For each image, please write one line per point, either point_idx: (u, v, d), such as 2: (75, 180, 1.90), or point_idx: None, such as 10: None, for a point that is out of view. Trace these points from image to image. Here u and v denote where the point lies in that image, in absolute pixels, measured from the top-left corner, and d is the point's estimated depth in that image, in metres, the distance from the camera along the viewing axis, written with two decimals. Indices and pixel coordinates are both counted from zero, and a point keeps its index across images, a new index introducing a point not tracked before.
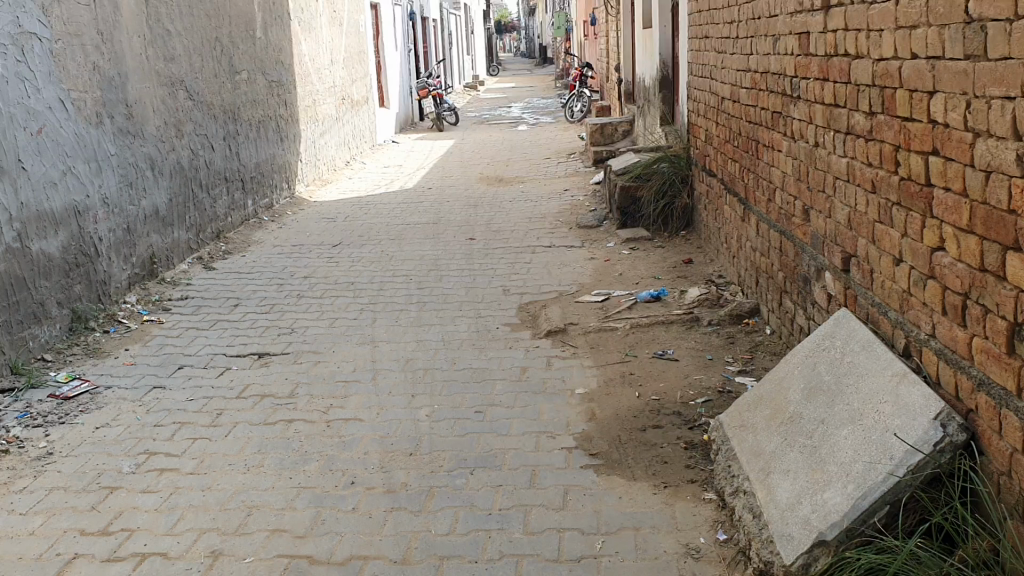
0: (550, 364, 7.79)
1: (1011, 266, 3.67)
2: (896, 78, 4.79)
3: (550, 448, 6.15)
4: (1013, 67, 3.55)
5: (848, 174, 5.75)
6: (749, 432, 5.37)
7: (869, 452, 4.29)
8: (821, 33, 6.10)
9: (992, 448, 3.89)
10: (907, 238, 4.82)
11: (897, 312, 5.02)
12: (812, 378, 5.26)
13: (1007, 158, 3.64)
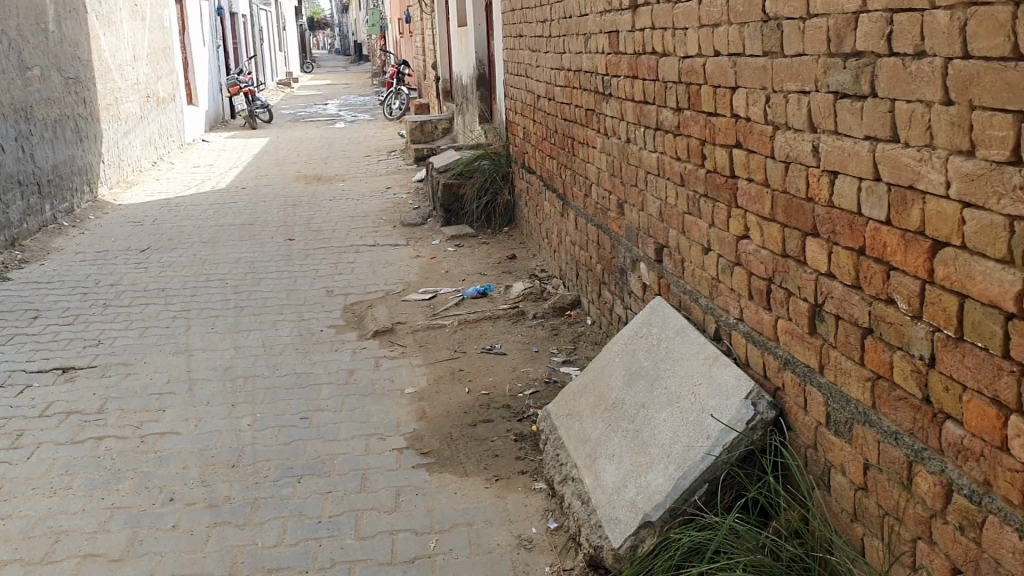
0: (377, 365, 7.69)
1: (810, 251, 3.93)
2: (700, 75, 5.01)
3: (379, 450, 6.07)
4: (807, 63, 3.77)
5: (658, 168, 5.97)
6: (575, 421, 5.49)
7: (688, 433, 4.48)
8: (630, 32, 6.30)
9: (799, 423, 4.13)
10: (715, 227, 5.06)
11: (708, 298, 5.26)
12: (632, 364, 5.43)
13: (804, 149, 3.88)
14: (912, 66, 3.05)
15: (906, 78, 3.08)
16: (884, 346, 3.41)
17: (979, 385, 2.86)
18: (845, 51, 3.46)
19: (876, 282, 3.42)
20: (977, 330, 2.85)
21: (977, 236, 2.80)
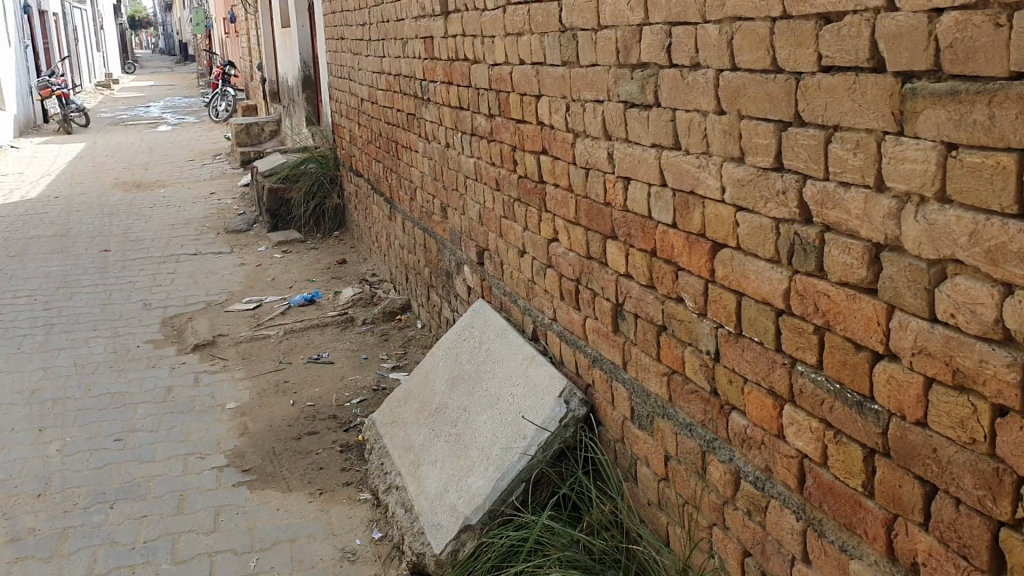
0: (198, 381, 7.42)
1: (610, 253, 4.12)
2: (508, 82, 5.11)
3: (199, 470, 5.87)
4: (601, 73, 3.94)
5: (474, 173, 6.03)
6: (398, 428, 5.48)
7: (505, 434, 4.55)
8: (444, 38, 6.34)
9: (608, 418, 4.29)
10: (527, 231, 5.16)
11: (525, 300, 5.35)
12: (453, 368, 5.46)
13: (601, 156, 4.05)
14: (688, 78, 3.27)
15: (683, 88, 3.31)
16: (677, 342, 3.64)
17: (756, 377, 3.10)
18: (632, 62, 3.66)
19: (666, 283, 3.65)
20: (753, 325, 3.08)
21: (750, 237, 3.04)
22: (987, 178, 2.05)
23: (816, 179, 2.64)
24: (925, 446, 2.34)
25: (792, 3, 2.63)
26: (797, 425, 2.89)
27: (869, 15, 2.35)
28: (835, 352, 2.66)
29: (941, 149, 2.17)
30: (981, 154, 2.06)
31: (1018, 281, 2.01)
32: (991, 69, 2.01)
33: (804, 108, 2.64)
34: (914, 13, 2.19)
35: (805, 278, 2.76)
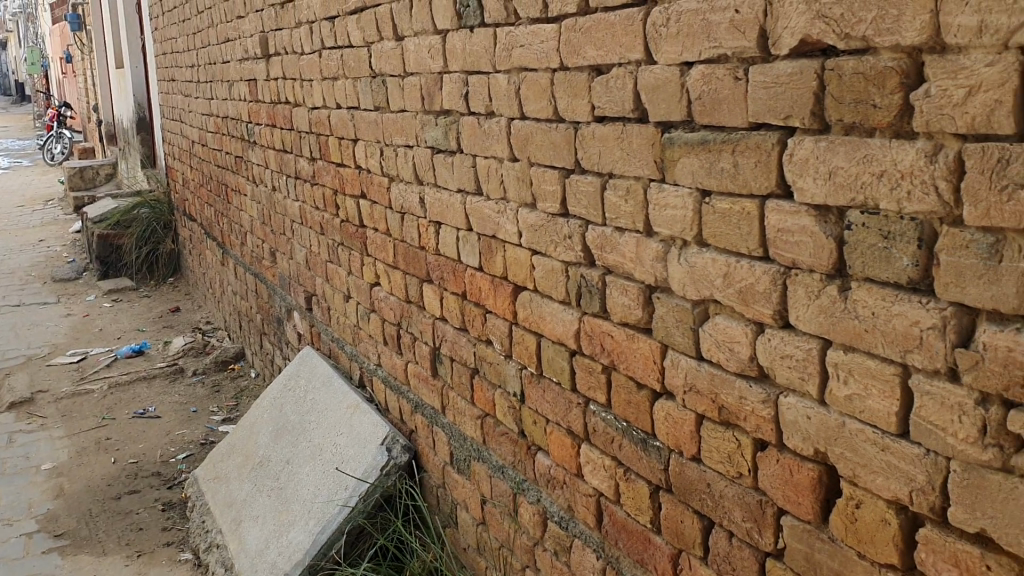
0: (11, 441, 6.96)
1: (426, 297, 4.07)
2: (326, 126, 5.05)
3: (5, 538, 5.47)
4: (408, 118, 3.94)
5: (298, 217, 5.91)
6: (222, 484, 5.27)
7: (327, 485, 4.45)
8: (266, 81, 6.22)
9: (430, 463, 4.26)
10: (350, 275, 5.08)
11: (351, 346, 5.25)
12: (278, 419, 5.31)
13: (413, 201, 4.02)
14: (485, 124, 3.32)
15: (480, 135, 3.36)
16: (488, 385, 3.65)
17: (556, 419, 3.15)
18: (435, 109, 3.68)
19: (476, 325, 3.65)
20: (552, 365, 3.13)
21: (544, 280, 3.10)
22: (736, 223, 2.17)
23: (596, 224, 2.77)
24: (700, 481, 2.44)
25: (568, 55, 2.76)
26: (592, 464, 2.96)
27: (631, 67, 2.50)
28: (621, 392, 2.75)
29: (696, 196, 2.30)
30: (729, 201, 2.19)
31: (767, 320, 2.12)
32: (734, 119, 2.14)
33: (583, 156, 2.77)
34: (668, 67, 2.35)
35: (592, 319, 2.85)
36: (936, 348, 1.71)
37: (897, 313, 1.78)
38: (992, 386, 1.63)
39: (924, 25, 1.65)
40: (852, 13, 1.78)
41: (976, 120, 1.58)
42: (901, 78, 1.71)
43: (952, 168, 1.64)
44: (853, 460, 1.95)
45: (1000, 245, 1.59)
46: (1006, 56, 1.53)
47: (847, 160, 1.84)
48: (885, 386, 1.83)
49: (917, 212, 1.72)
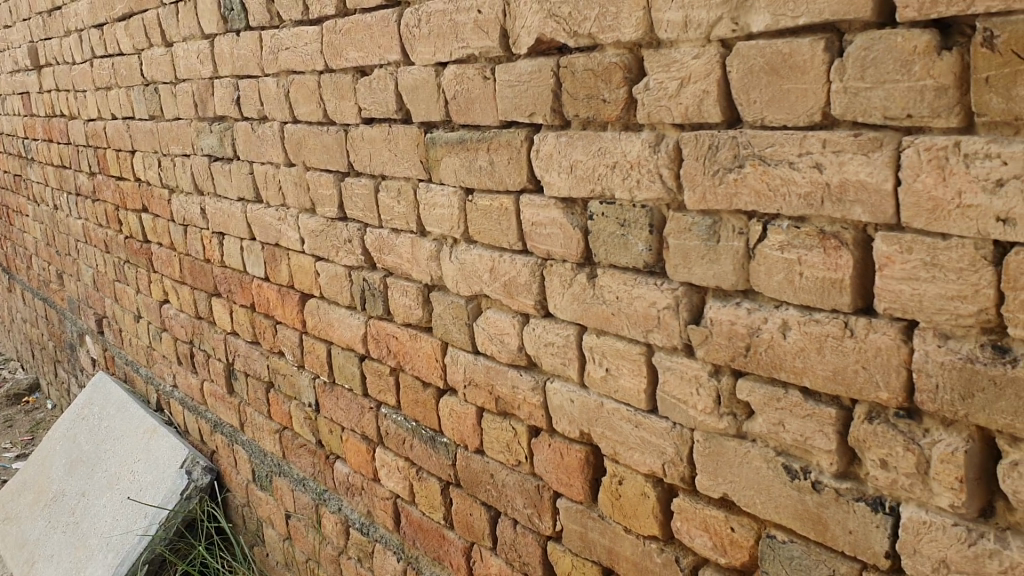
0: None
1: (216, 312, 3.95)
2: (103, 138, 4.81)
3: None
4: (184, 126, 3.81)
5: (82, 235, 5.60)
6: (12, 525, 4.92)
7: (125, 515, 4.24)
8: (39, 93, 5.87)
9: (234, 483, 4.14)
10: (139, 294, 4.86)
11: (147, 368, 5.03)
12: (71, 450, 5.02)
13: (195, 212, 3.89)
14: (258, 130, 3.24)
15: (255, 141, 3.28)
16: (284, 398, 3.57)
17: (350, 425, 3.12)
18: (210, 116, 3.57)
19: (268, 337, 3.57)
20: (343, 372, 3.09)
21: (328, 286, 3.06)
22: (496, 219, 2.21)
23: (372, 227, 2.76)
24: (484, 473, 2.48)
25: (331, 58, 2.74)
26: (386, 467, 2.95)
27: (391, 69, 2.51)
28: (408, 392, 2.76)
29: (460, 193, 2.33)
30: (488, 198, 2.23)
31: (530, 310, 2.18)
32: (487, 117, 2.18)
33: (354, 159, 2.76)
34: (423, 67, 2.37)
35: (376, 322, 2.84)
36: (672, 326, 1.82)
37: (638, 296, 1.87)
38: (721, 358, 1.75)
39: (639, 21, 1.73)
40: (578, 11, 1.85)
41: (689, 110, 1.68)
42: (624, 72, 1.79)
43: (672, 156, 1.73)
44: (613, 438, 2.03)
45: (717, 225, 1.69)
46: (709, 48, 1.63)
47: (585, 153, 1.91)
48: (633, 365, 1.93)
49: (647, 199, 1.81)
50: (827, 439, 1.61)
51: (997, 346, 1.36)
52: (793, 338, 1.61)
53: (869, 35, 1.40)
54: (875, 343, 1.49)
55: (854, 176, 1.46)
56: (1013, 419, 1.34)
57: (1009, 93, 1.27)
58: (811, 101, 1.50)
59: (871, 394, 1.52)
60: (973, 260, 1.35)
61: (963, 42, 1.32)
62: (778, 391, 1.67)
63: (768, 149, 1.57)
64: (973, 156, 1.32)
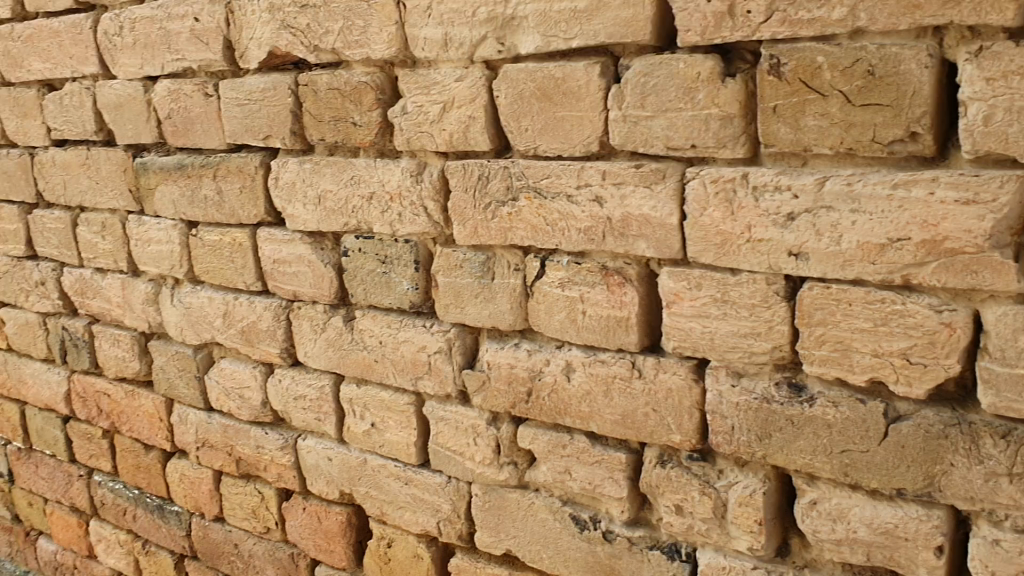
0: None
1: None
2: None
3: None
4: None
5: None
6: None
7: None
8: None
9: None
10: None
11: None
12: None
13: None
14: None
15: None
16: None
17: (54, 497, 2.67)
18: None
19: None
20: (40, 437, 2.64)
21: (17, 338, 2.60)
22: (228, 256, 1.93)
23: (71, 267, 2.36)
24: (226, 543, 2.18)
25: (8, 69, 2.31)
26: (104, 542, 2.54)
27: (87, 83, 2.14)
28: (127, 456, 2.39)
29: (182, 227, 2.03)
30: (218, 232, 1.95)
31: (274, 360, 1.91)
32: (211, 140, 1.90)
33: (44, 188, 2.34)
34: (128, 83, 2.04)
35: (81, 377, 2.44)
36: (445, 373, 1.64)
37: (404, 340, 1.68)
38: (499, 405, 1.59)
39: (391, 37, 1.54)
40: (317, 23, 1.63)
41: (453, 137, 1.51)
42: (376, 94, 1.59)
43: (437, 187, 1.56)
44: (379, 497, 1.82)
45: (490, 262, 1.54)
46: (473, 70, 1.46)
47: (334, 182, 1.70)
48: (401, 417, 1.74)
49: (411, 233, 1.62)
50: (616, 486, 1.49)
51: (793, 383, 1.28)
52: (578, 381, 1.47)
53: (648, 61, 1.28)
54: (665, 383, 1.38)
55: (638, 210, 1.33)
56: (812, 459, 1.27)
57: (798, 123, 1.17)
58: (587, 130, 1.35)
59: (663, 437, 1.41)
60: (765, 296, 1.25)
61: (746, 70, 1.22)
62: (562, 437, 1.53)
63: (542, 181, 1.42)
64: (762, 189, 1.22)
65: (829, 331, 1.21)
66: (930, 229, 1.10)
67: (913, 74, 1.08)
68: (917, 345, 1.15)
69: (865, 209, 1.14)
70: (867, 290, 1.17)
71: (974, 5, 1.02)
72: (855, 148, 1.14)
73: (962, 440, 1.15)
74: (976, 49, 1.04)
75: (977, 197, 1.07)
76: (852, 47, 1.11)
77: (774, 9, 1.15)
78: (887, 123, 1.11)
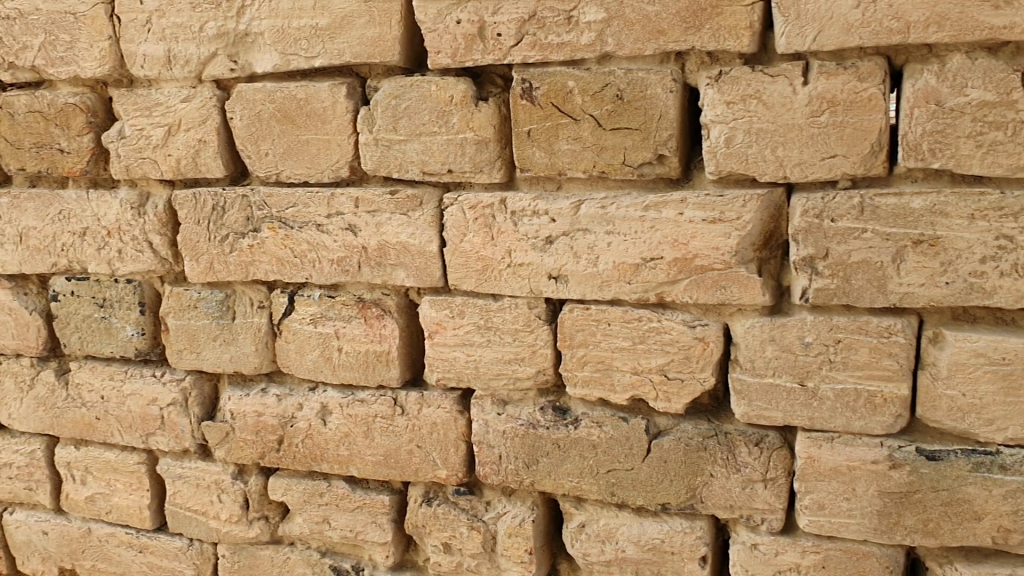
0: None
1: None
2: None
3: None
4: None
5: None
6: None
7: None
8: None
9: None
10: None
11: None
12: None
13: None
14: None
15: None
16: None
17: None
18: None
19: None
20: None
21: None
22: None
23: None
24: None
25: None
26: None
27: None
28: None
29: None
30: None
31: None
32: None
33: None
34: None
35: None
36: (180, 427, 1.48)
37: (131, 392, 1.51)
38: (246, 457, 1.45)
39: (104, 53, 1.37)
40: (11, 37, 1.43)
41: (181, 163, 1.37)
42: (87, 117, 1.42)
43: (164, 220, 1.41)
44: (108, 570, 1.61)
45: (230, 300, 1.41)
46: (201, 90, 1.34)
47: (37, 217, 1.48)
48: (130, 478, 1.55)
49: (134, 272, 1.46)
50: (380, 530, 1.40)
51: (558, 406, 1.25)
52: (335, 424, 1.38)
53: (397, 82, 1.22)
54: (429, 419, 1.32)
55: (395, 238, 1.26)
56: (579, 481, 1.24)
57: (552, 147, 1.15)
58: (335, 154, 1.28)
59: (428, 475, 1.34)
60: (527, 321, 1.22)
61: (498, 93, 1.20)
62: (319, 485, 1.43)
63: (287, 210, 1.32)
64: (520, 214, 1.19)
65: (591, 352, 1.19)
66: (681, 248, 1.12)
67: (660, 98, 1.09)
68: (674, 361, 1.16)
69: (619, 231, 1.14)
70: (625, 310, 1.17)
71: (713, 31, 1.05)
72: (607, 171, 1.14)
73: (720, 451, 1.17)
74: (716, 74, 1.07)
75: (723, 216, 1.09)
76: (601, 72, 1.11)
77: (524, 33, 1.13)
78: (637, 146, 1.11)
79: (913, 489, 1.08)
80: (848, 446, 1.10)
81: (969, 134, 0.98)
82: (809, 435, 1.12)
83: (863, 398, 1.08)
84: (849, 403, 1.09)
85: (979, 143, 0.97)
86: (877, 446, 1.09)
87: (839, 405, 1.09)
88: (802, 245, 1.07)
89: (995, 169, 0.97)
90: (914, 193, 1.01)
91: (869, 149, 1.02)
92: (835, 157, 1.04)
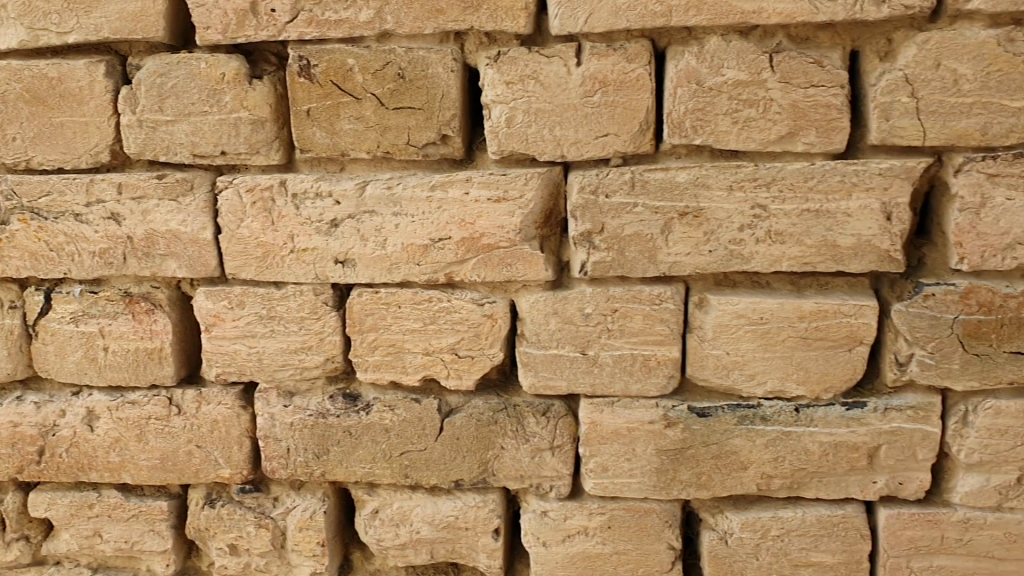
0: None
1: None
2: None
3: None
4: None
5: None
6: None
7: None
8: None
9: None
10: None
11: None
12: None
13: None
14: None
15: None
16: None
17: None
18: None
19: None
20: None
21: None
22: None
23: None
24: None
25: None
26: None
27: None
28: None
29: None
30: None
31: None
32: None
33: None
34: None
35: None
36: None
37: None
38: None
39: None
40: None
41: None
42: None
43: None
44: None
45: None
46: None
47: None
48: None
49: None
50: (159, 539, 1.31)
51: (347, 394, 1.23)
52: (104, 430, 1.28)
53: (162, 59, 1.15)
54: (209, 416, 1.25)
55: (164, 226, 1.19)
56: (372, 467, 1.22)
57: (333, 127, 1.13)
58: (94, 138, 1.19)
59: (210, 475, 1.27)
60: (313, 308, 1.19)
61: (272, 72, 1.16)
62: (87, 497, 1.32)
63: (39, 200, 1.21)
64: (302, 196, 1.16)
65: (381, 336, 1.19)
66: (468, 228, 1.13)
67: (441, 78, 1.10)
68: (464, 339, 1.17)
69: (405, 212, 1.14)
70: (414, 291, 1.17)
71: (490, 12, 1.07)
72: (392, 152, 1.13)
73: (510, 424, 1.19)
74: (495, 54, 1.09)
75: (507, 194, 1.12)
76: (380, 50, 1.10)
77: (299, 9, 1.10)
78: (420, 126, 1.12)
79: (687, 446, 1.15)
80: (627, 409, 1.16)
81: (727, 111, 1.06)
82: (591, 402, 1.17)
83: (639, 361, 1.14)
84: (628, 368, 1.14)
85: (735, 120, 1.06)
86: (654, 407, 1.15)
87: (618, 370, 1.15)
88: (580, 221, 1.11)
89: (750, 143, 1.06)
90: (679, 167, 1.08)
91: (639, 127, 1.08)
92: (608, 135, 1.09)
